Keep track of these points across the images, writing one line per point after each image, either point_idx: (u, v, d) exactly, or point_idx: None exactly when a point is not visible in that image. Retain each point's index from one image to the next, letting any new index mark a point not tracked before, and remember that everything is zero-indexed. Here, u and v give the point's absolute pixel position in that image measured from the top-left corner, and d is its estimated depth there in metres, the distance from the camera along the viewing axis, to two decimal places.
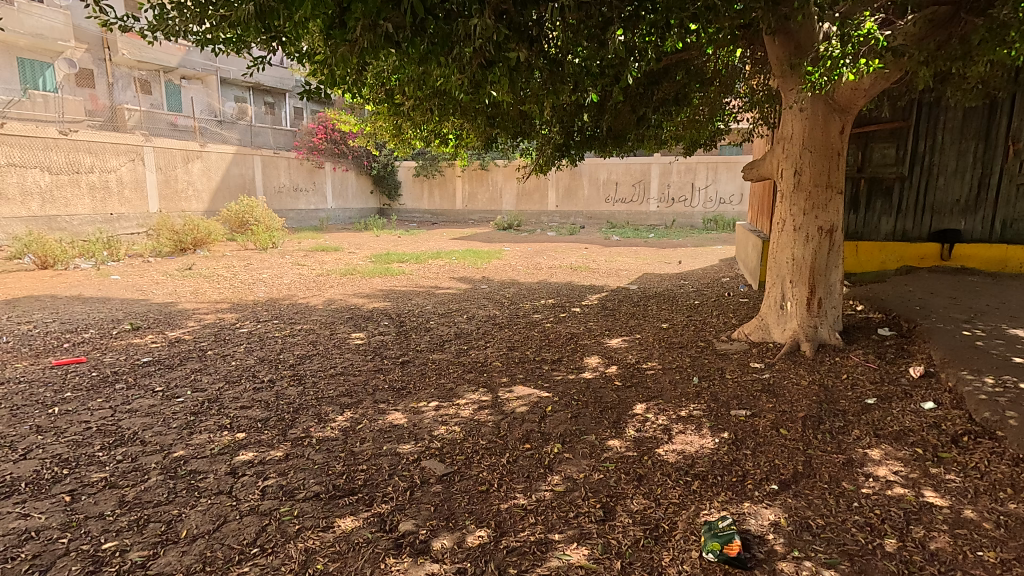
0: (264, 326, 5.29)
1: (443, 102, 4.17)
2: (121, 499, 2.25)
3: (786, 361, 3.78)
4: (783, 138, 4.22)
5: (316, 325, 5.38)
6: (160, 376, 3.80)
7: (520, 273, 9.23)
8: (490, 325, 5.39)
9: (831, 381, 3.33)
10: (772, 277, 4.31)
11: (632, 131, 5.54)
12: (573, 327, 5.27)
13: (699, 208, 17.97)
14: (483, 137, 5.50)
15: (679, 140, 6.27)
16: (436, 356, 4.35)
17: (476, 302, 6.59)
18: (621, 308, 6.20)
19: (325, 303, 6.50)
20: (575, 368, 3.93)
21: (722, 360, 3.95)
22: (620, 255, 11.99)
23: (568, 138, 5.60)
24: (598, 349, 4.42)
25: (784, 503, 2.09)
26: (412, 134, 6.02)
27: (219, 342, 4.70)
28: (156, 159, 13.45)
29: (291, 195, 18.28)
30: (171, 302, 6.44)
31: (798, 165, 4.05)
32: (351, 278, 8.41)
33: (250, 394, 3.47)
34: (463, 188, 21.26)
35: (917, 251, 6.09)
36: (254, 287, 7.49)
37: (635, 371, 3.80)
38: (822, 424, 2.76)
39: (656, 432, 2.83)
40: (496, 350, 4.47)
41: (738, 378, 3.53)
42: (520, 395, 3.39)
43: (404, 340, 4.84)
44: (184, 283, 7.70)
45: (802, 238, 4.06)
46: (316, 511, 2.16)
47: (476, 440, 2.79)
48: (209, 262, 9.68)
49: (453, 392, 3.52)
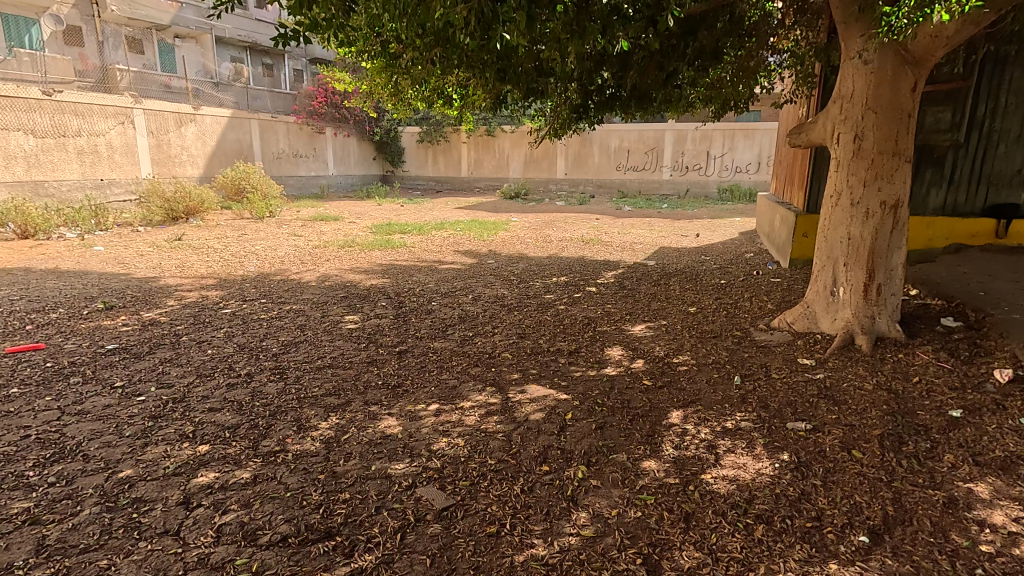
0: (250, 307, 4.81)
1: (446, 52, 3.59)
2: (40, 542, 1.79)
3: (841, 359, 3.27)
4: (841, 97, 3.63)
5: (308, 305, 4.88)
6: (123, 368, 3.33)
7: (529, 247, 8.67)
8: (498, 307, 4.89)
9: (900, 386, 2.83)
10: (820, 259, 3.75)
11: (658, 91, 4.94)
12: (589, 309, 4.77)
13: (714, 177, 17.19)
14: (491, 95, 4.86)
15: (709, 102, 5.62)
16: (437, 345, 3.84)
17: (483, 279, 6.08)
18: (641, 287, 5.67)
19: (319, 279, 6.00)
20: (595, 363, 3.42)
21: (764, 354, 3.45)
22: (633, 226, 11.41)
23: (585, 98, 5.07)
24: (619, 339, 3.91)
25: (882, 568, 1.62)
26: (413, 93, 5.43)
27: (199, 325, 4.24)
28: (147, 122, 12.80)
29: (291, 161, 17.65)
30: (154, 277, 5.96)
31: (859, 128, 3.48)
32: (349, 251, 7.89)
33: (221, 392, 3.00)
34: (469, 154, 20.55)
35: (969, 227, 5.49)
36: (244, 261, 6.99)
37: (666, 367, 3.31)
38: (905, 445, 2.27)
39: (698, 451, 2.36)
40: (505, 339, 3.96)
41: (785, 379, 3.04)
42: (534, 398, 2.91)
43: (402, 325, 4.33)
44: (171, 255, 7.20)
45: (860, 213, 3.50)
46: (281, 564, 1.71)
47: (483, 459, 2.32)
48: (200, 232, 9.17)
49: (456, 392, 3.04)
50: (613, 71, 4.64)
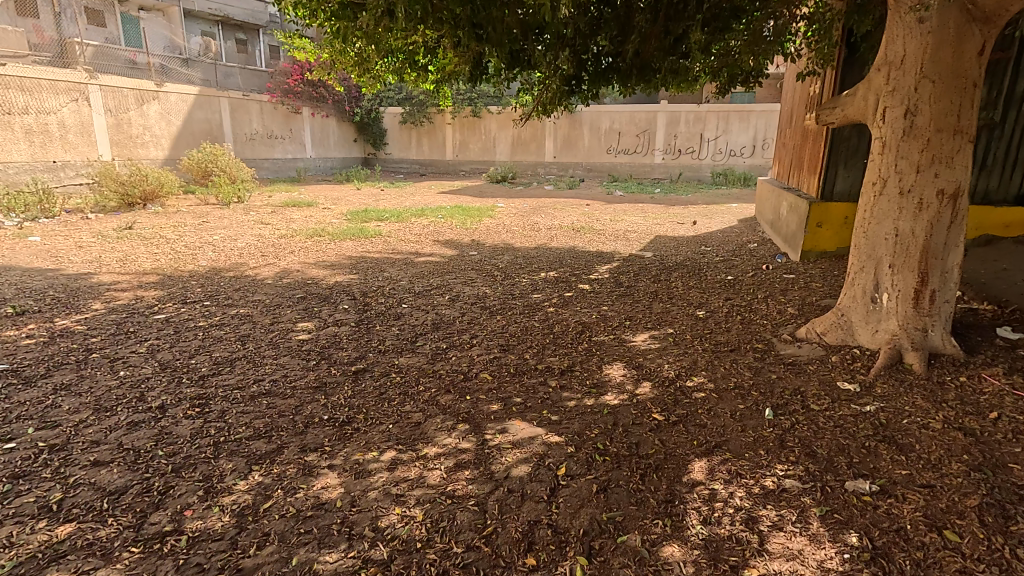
0: (189, 312, 4.12)
1: (409, 6, 2.90)
2: None
3: (892, 384, 2.68)
4: (886, 65, 3.02)
5: (257, 309, 4.20)
6: (2, 400, 2.64)
7: (514, 236, 8.02)
8: (478, 310, 4.26)
9: (975, 425, 2.26)
10: (858, 258, 3.17)
11: (661, 60, 4.30)
12: (583, 313, 4.15)
13: (708, 160, 16.59)
14: (470, 64, 4.15)
15: (716, 75, 4.97)
16: (404, 362, 3.22)
17: (463, 275, 5.44)
18: (639, 284, 5.05)
19: (278, 275, 5.32)
20: (592, 389, 2.81)
21: (796, 375, 2.87)
22: (626, 212, 10.83)
23: (579, 68, 4.42)
24: (619, 353, 3.29)
25: None
26: (379, 61, 4.72)
27: (119, 337, 3.54)
28: (103, 100, 11.85)
29: (265, 143, 16.72)
30: (87, 274, 5.21)
31: (913, 101, 2.87)
32: (317, 242, 7.20)
33: (117, 436, 2.34)
34: (454, 136, 19.72)
35: (1002, 217, 4.91)
36: (197, 254, 6.26)
37: (679, 394, 2.72)
38: (1014, 523, 1.70)
39: (736, 528, 1.77)
40: (485, 354, 3.33)
41: (828, 414, 2.45)
42: (518, 443, 2.29)
43: (363, 334, 3.68)
44: (115, 247, 6.43)
45: (911, 205, 2.89)
46: None
47: (447, 545, 1.71)
48: (155, 220, 8.36)
49: (419, 434, 2.40)
50: (611, 36, 4.05)
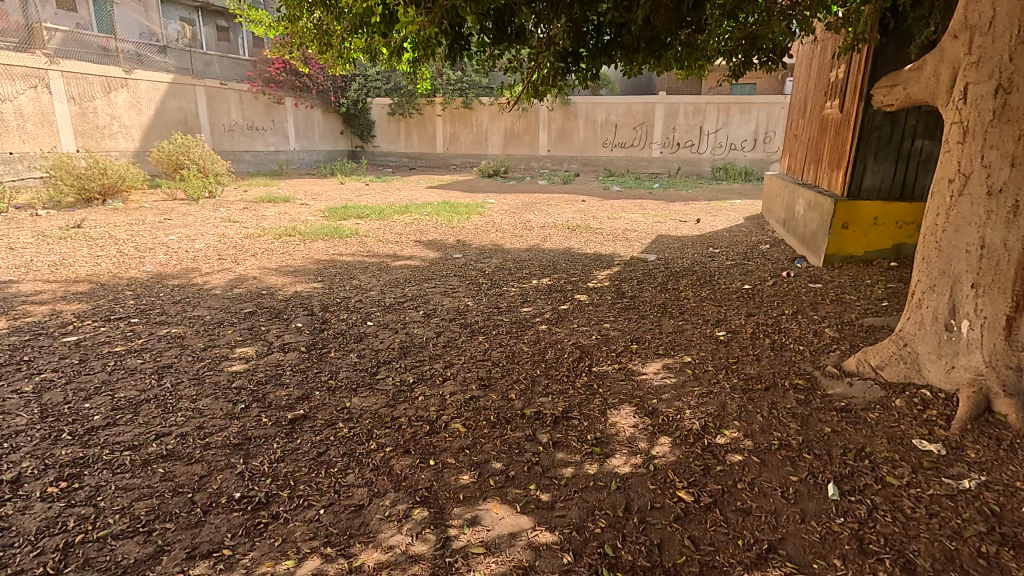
0: (108, 332, 3.43)
1: None
2: None
3: (987, 445, 2.04)
4: (966, 29, 2.35)
5: (192, 329, 3.52)
6: None
7: (504, 235, 7.35)
8: (455, 328, 3.59)
9: None
10: (927, 275, 2.52)
11: (673, 28, 3.64)
12: (580, 333, 3.49)
13: (708, 154, 15.95)
14: (446, 36, 3.49)
15: (734, 52, 4.32)
16: (355, 405, 2.55)
17: (443, 283, 4.78)
18: (645, 295, 4.39)
19: (229, 283, 4.64)
20: (595, 449, 2.15)
21: (857, 427, 2.23)
22: (625, 209, 10.18)
23: (578, 43, 3.74)
24: (626, 393, 2.62)
25: None
26: (343, 36, 4.04)
27: (6, 369, 2.84)
28: (66, 87, 11.04)
29: (245, 134, 15.94)
30: (7, 282, 4.50)
31: (1006, 75, 2.22)
32: (286, 242, 6.49)
33: None
34: (444, 129, 19.00)
35: None
36: (146, 257, 5.55)
37: (709, 457, 2.06)
38: None
39: None
40: (459, 392, 2.66)
41: (916, 494, 1.81)
42: (494, 546, 1.64)
43: (312, 364, 3.01)
44: (54, 249, 5.71)
45: (1004, 208, 2.25)
46: None
47: None
48: (112, 217, 7.63)
49: (359, 526, 1.75)
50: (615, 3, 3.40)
